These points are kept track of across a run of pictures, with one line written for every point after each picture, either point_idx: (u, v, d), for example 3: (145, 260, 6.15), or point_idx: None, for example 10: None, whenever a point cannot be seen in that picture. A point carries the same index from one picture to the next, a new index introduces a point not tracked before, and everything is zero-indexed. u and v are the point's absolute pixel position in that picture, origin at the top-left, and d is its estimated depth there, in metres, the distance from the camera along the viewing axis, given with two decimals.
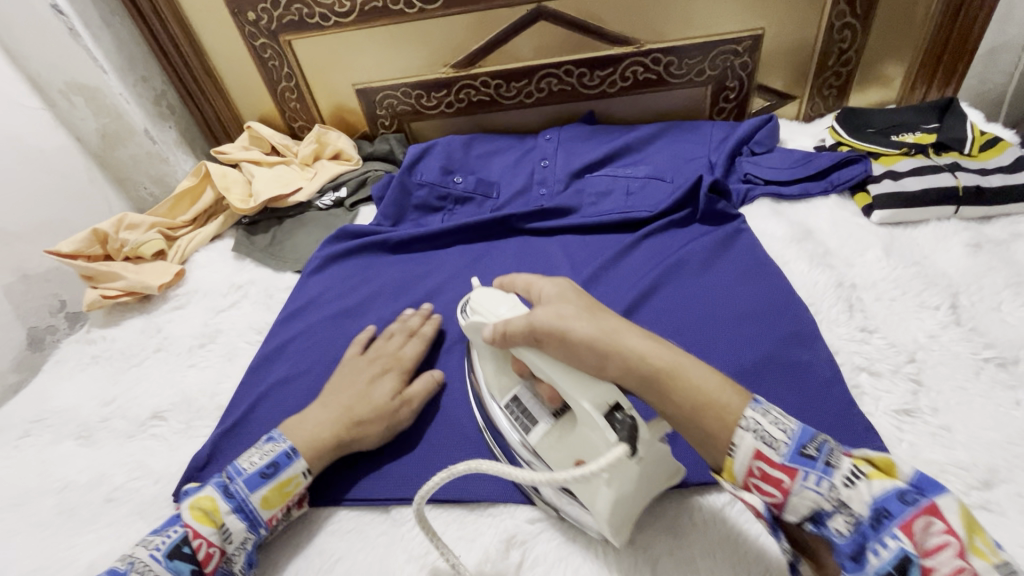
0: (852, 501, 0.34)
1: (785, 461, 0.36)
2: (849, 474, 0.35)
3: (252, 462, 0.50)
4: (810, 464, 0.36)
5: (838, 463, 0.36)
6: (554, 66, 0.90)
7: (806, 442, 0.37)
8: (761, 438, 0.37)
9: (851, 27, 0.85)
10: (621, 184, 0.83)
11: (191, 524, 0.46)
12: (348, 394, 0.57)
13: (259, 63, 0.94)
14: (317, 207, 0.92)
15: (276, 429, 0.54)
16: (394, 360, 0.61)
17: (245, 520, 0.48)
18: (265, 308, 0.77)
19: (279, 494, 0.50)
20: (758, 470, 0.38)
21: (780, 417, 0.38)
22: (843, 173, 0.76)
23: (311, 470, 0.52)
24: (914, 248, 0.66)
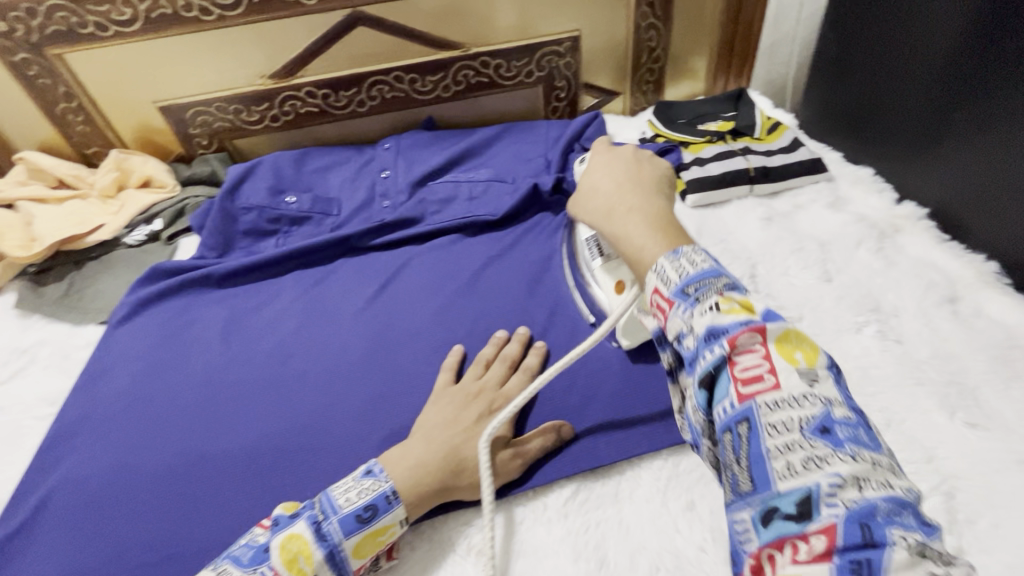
0: (697, 324, 0.34)
1: (671, 294, 0.37)
2: (709, 305, 0.34)
3: (351, 499, 0.44)
4: (686, 299, 0.36)
5: (705, 297, 0.35)
6: (382, 73, 0.87)
7: (692, 281, 0.36)
8: (659, 277, 0.38)
9: (655, 27, 0.93)
10: (464, 190, 0.83)
11: (280, 571, 0.40)
12: (450, 430, 0.49)
13: (25, 83, 0.80)
14: (126, 244, 0.80)
15: (374, 462, 0.48)
16: (501, 397, 0.53)
17: (335, 570, 0.42)
18: (59, 372, 0.65)
19: (372, 543, 0.43)
20: (656, 303, 0.38)
21: (691, 259, 0.38)
22: (661, 162, 0.82)
23: (408, 519, 0.46)
24: (722, 226, 0.74)
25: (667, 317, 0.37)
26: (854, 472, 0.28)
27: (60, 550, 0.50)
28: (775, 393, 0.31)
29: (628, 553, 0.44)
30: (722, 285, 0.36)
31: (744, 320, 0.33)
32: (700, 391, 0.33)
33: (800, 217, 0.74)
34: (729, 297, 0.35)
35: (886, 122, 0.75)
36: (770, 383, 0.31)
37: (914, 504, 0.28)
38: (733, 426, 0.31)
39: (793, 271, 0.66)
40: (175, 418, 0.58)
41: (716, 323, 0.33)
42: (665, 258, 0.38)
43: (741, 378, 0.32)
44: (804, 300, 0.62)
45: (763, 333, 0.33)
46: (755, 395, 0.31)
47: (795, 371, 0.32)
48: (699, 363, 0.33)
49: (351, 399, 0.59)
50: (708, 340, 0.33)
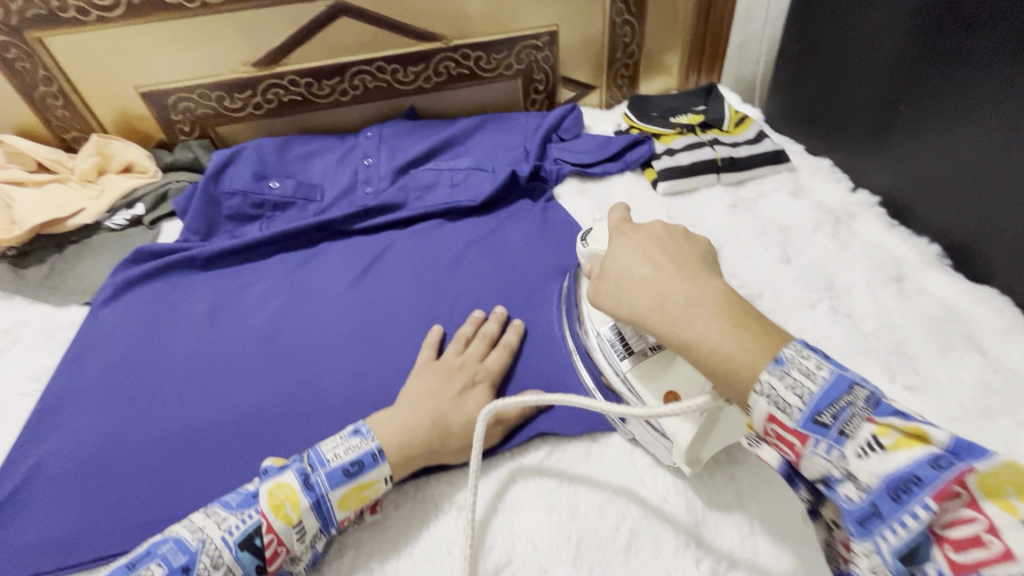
0: (859, 472, 0.32)
1: (797, 427, 0.34)
2: (864, 445, 0.32)
3: (338, 454, 0.47)
4: (823, 431, 0.33)
5: (855, 432, 0.32)
6: (365, 63, 0.89)
7: (823, 409, 0.33)
8: (774, 402, 0.34)
9: (629, 24, 0.96)
10: (446, 177, 0.85)
11: (267, 513, 0.43)
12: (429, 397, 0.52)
13: (3, 66, 0.80)
14: (108, 228, 0.80)
15: (362, 422, 0.51)
16: (482, 371, 0.57)
17: (320, 517, 0.45)
18: (43, 351, 0.66)
19: (356, 496, 0.46)
20: (772, 432, 0.35)
21: (810, 367, 0.34)
22: (634, 152, 0.86)
23: (392, 477, 0.48)
24: (691, 213, 0.78)
25: (800, 454, 0.34)
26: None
27: (51, 517, 0.51)
28: (1004, 561, 0.28)
29: (597, 506, 0.47)
30: (864, 404, 0.33)
31: (931, 460, 0.30)
32: (898, 563, 0.31)
33: (763, 204, 0.78)
34: (886, 426, 0.32)
35: (841, 116, 0.80)
36: (994, 547, 0.28)
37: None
38: (910, 568, 0.31)
39: (755, 253, 0.70)
40: (163, 393, 0.60)
41: (889, 476, 0.31)
42: (768, 371, 0.35)
43: (951, 544, 0.30)
44: (765, 280, 0.67)
45: (965, 488, 0.29)
46: (974, 562, 0.29)
47: (1021, 522, 0.28)
48: (881, 522, 0.31)
49: (337, 373, 0.61)
50: (900, 501, 0.30)
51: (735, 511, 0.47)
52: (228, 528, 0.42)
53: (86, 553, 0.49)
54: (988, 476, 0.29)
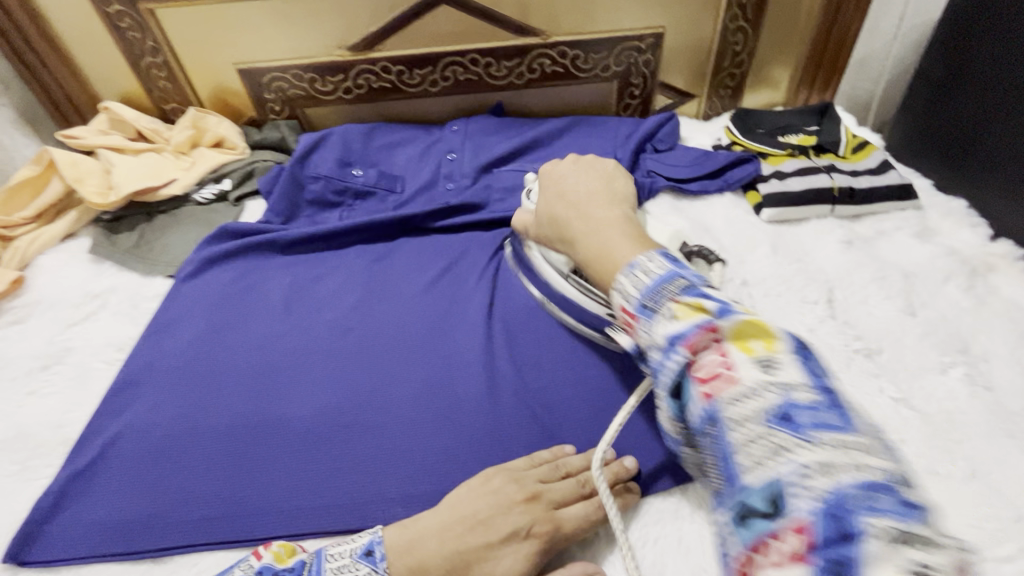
0: (653, 339, 0.35)
1: (633, 311, 0.37)
2: (664, 315, 0.35)
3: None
4: (648, 315, 0.36)
5: (660, 308, 0.35)
6: (458, 54, 0.86)
7: (651, 295, 0.36)
8: (624, 298, 0.38)
9: (743, 31, 0.89)
10: (530, 180, 0.81)
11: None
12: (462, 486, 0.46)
13: (115, 34, 0.82)
14: (196, 201, 0.81)
15: (377, 537, 0.43)
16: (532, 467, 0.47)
17: None
18: (128, 320, 0.67)
19: None
20: (626, 324, 0.38)
21: (650, 269, 0.38)
22: (737, 172, 0.79)
23: None
24: (798, 245, 0.71)
25: (636, 332, 0.37)
26: (817, 459, 0.27)
27: (120, 496, 0.51)
28: (734, 387, 0.30)
29: (685, 573, 0.43)
30: (678, 289, 0.36)
31: (699, 322, 0.33)
32: (672, 400, 0.34)
33: (883, 243, 0.70)
34: (683, 303, 0.34)
35: (987, 155, 0.70)
36: (728, 379, 0.30)
37: (894, 486, 0.26)
38: (706, 426, 0.31)
39: (873, 299, 0.63)
40: (239, 381, 0.59)
41: (670, 332, 0.33)
42: (625, 275, 0.39)
43: (701, 380, 0.31)
44: (886, 332, 0.59)
45: (717, 331, 0.32)
46: (716, 394, 0.30)
47: (751, 360, 0.30)
48: (664, 373, 0.34)
49: (410, 380, 0.57)
50: (667, 349, 0.33)
51: None
52: None
53: (152, 540, 0.48)
54: (739, 329, 0.32)
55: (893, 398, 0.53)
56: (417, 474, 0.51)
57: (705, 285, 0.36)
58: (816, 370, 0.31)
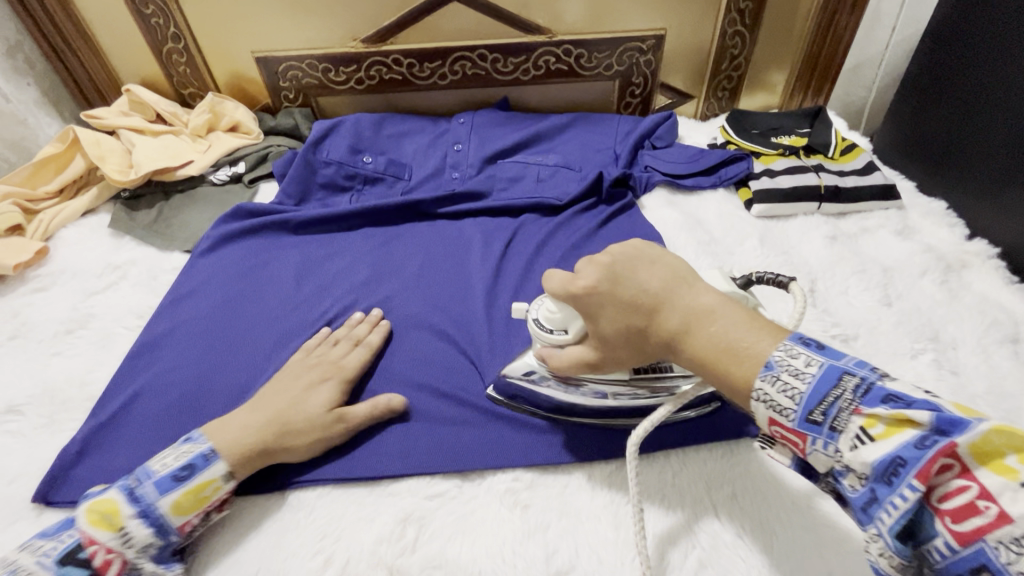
0: (854, 462, 0.32)
1: (796, 426, 0.34)
2: (855, 436, 0.32)
3: (165, 463, 0.46)
4: (817, 430, 0.34)
5: (846, 426, 0.33)
6: (467, 49, 0.90)
7: (813, 407, 0.33)
8: (772, 408, 0.34)
9: (741, 35, 0.93)
10: (532, 171, 0.85)
11: (86, 530, 0.42)
12: (287, 392, 0.52)
13: (139, 20, 0.85)
14: (211, 182, 0.85)
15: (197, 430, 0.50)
16: (334, 368, 0.55)
17: (151, 526, 0.43)
18: (147, 290, 0.70)
19: (194, 499, 0.45)
20: (776, 433, 0.36)
21: (796, 368, 0.34)
22: (730, 169, 0.83)
23: (234, 475, 0.47)
24: (784, 239, 0.74)
25: (806, 451, 0.35)
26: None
27: (138, 449, 0.53)
28: (1008, 528, 0.27)
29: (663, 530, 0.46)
30: (853, 395, 0.33)
31: (919, 440, 0.30)
32: (897, 540, 0.31)
33: (865, 240, 0.74)
34: (873, 416, 0.32)
35: (964, 159, 0.74)
36: (995, 515, 0.28)
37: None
38: (973, 569, 0.29)
39: (852, 290, 0.66)
40: (252, 349, 0.62)
41: (875, 460, 0.31)
42: (762, 378, 0.35)
43: (950, 514, 0.30)
44: (863, 320, 0.63)
45: (957, 458, 0.29)
46: (978, 534, 0.28)
47: (1017, 487, 0.28)
48: (889, 513, 0.31)
49: (413, 353, 0.60)
50: (890, 482, 0.31)
51: (816, 561, 0.44)
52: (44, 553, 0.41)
53: None
54: (978, 442, 0.29)
55: None
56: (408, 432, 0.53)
57: (883, 378, 0.33)
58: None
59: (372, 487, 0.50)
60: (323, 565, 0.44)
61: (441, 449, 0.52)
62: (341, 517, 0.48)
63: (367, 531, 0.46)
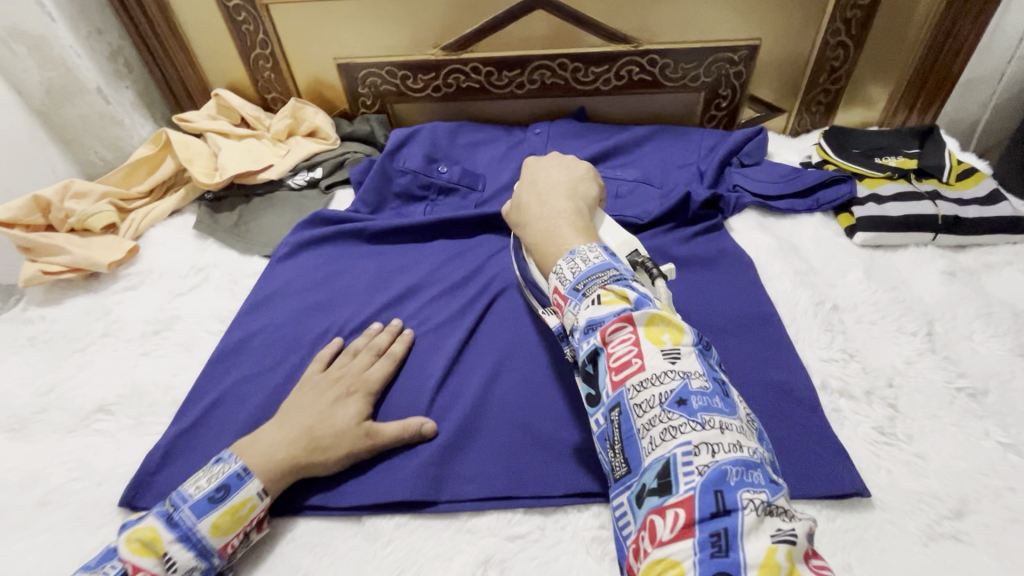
0: (580, 318, 0.44)
1: (566, 291, 0.46)
2: (591, 299, 0.44)
3: (200, 486, 0.45)
4: (576, 296, 0.45)
5: (588, 292, 0.44)
6: (548, 58, 0.87)
7: (580, 279, 0.46)
8: (558, 277, 0.48)
9: (844, 46, 0.86)
10: (611, 186, 0.82)
11: (129, 559, 0.41)
12: (308, 413, 0.51)
13: (231, 26, 0.87)
14: (289, 186, 0.86)
15: (225, 449, 0.49)
16: (360, 381, 0.54)
17: (194, 549, 0.43)
18: (228, 295, 0.71)
19: (232, 519, 0.44)
20: (557, 300, 0.48)
21: (581, 259, 0.47)
22: (829, 193, 0.77)
23: (267, 492, 0.47)
24: (893, 272, 0.68)
25: (564, 308, 0.46)
26: (702, 439, 0.36)
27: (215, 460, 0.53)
28: (641, 374, 0.39)
29: None
30: (607, 279, 0.45)
31: (678, 376, 0.39)
32: (653, 480, 0.37)
33: (990, 278, 0.66)
34: (609, 290, 0.44)
35: None
36: (637, 366, 0.40)
37: (761, 465, 0.36)
38: (613, 411, 0.41)
39: (977, 336, 0.59)
40: None
41: (594, 316, 0.43)
42: (564, 259, 0.48)
43: (615, 367, 0.41)
44: (992, 371, 0.56)
45: (632, 322, 0.41)
46: (625, 380, 0.40)
47: (659, 350, 0.40)
48: (584, 347, 0.43)
49: (486, 372, 0.57)
50: (587, 331, 0.43)
51: None
52: None
53: None
54: (652, 320, 0.41)
55: (1000, 443, 0.50)
56: (484, 464, 0.50)
57: (631, 278, 0.45)
58: (708, 366, 0.41)
59: (450, 520, 0.48)
60: None
61: (518, 485, 0.49)
62: (419, 551, 0.46)
63: (446, 570, 0.44)
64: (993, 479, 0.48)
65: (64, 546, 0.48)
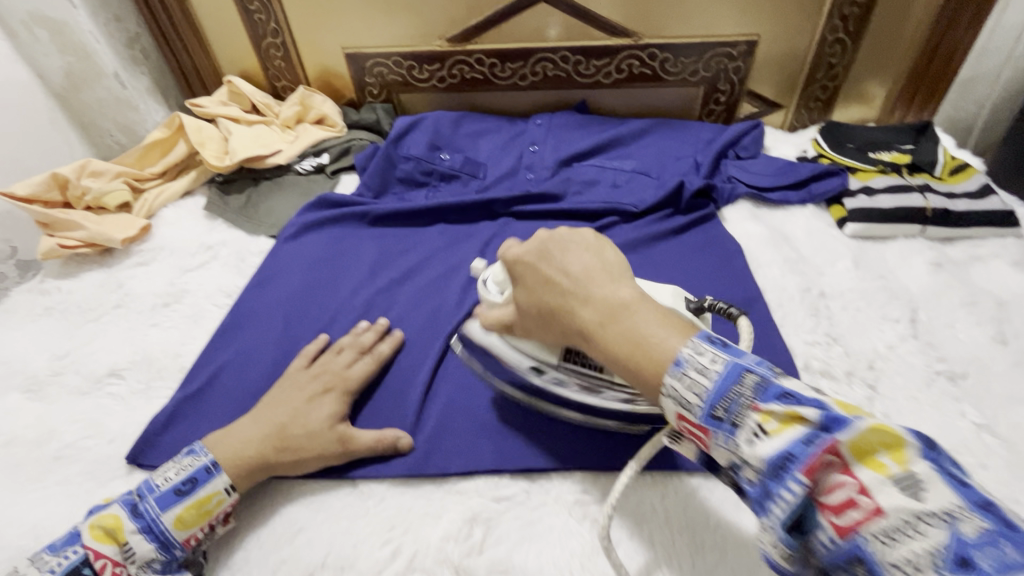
0: (748, 456, 0.32)
1: (701, 421, 0.34)
2: (752, 429, 0.32)
3: (169, 478, 0.46)
4: (720, 425, 0.33)
5: (743, 420, 0.32)
6: (550, 51, 0.89)
7: (717, 401, 0.33)
8: (678, 402, 0.35)
9: (842, 43, 0.87)
10: (608, 177, 0.84)
11: (90, 544, 0.42)
12: (283, 409, 0.51)
13: (245, 15, 0.90)
14: (297, 171, 0.88)
15: (198, 442, 0.50)
16: (338, 379, 0.54)
17: (155, 541, 0.44)
18: (235, 271, 0.74)
19: (196, 513, 0.45)
20: (686, 428, 0.36)
21: (706, 362, 0.34)
22: (822, 185, 0.78)
23: (235, 487, 0.47)
24: (882, 262, 0.69)
25: (708, 445, 0.35)
26: (889, 528, 0.27)
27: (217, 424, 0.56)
28: (788, 459, 0.30)
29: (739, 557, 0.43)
30: (751, 392, 0.33)
31: (806, 437, 0.30)
32: (786, 533, 0.30)
33: (977, 269, 0.67)
34: (767, 411, 0.32)
35: None
36: (867, 508, 0.28)
37: (994, 539, 0.25)
38: (768, 503, 0.31)
39: (960, 324, 0.61)
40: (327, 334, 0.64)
41: (766, 453, 0.31)
42: (671, 372, 0.35)
43: (831, 508, 0.29)
44: (972, 357, 0.57)
45: (834, 451, 0.29)
46: (854, 528, 0.28)
47: (885, 481, 0.28)
48: (775, 505, 0.30)
49: None
50: (775, 476, 0.30)
51: None
52: (51, 566, 0.41)
53: None
54: (856, 442, 0.29)
55: (975, 423, 0.52)
56: (474, 432, 0.53)
57: (777, 374, 0.33)
58: (854, 408, 0.31)
59: (440, 483, 0.50)
60: (391, 555, 0.45)
61: (505, 452, 0.51)
62: (409, 510, 0.48)
63: (435, 527, 0.47)
64: (965, 457, 0.49)
65: (75, 497, 0.50)
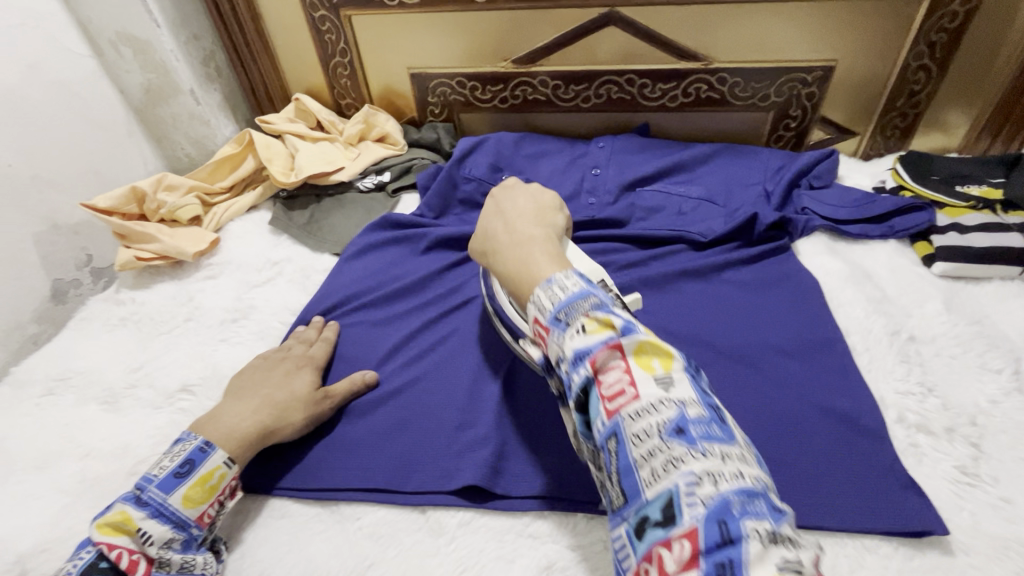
0: (564, 350, 0.38)
1: (549, 322, 0.40)
2: (575, 328, 0.38)
3: (163, 466, 0.47)
4: (559, 326, 0.39)
5: (572, 321, 0.39)
6: (616, 73, 0.88)
7: (564, 308, 0.40)
8: (538, 309, 0.41)
9: (926, 70, 0.83)
10: (674, 204, 0.81)
11: (102, 540, 0.42)
12: (269, 383, 0.55)
13: (316, 35, 0.93)
14: (358, 188, 0.89)
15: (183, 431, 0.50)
16: (305, 357, 0.60)
17: (168, 522, 0.44)
18: (301, 289, 0.75)
19: (202, 490, 0.46)
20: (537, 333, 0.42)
21: (564, 285, 0.41)
22: (905, 219, 0.74)
23: (234, 460, 0.49)
24: (975, 306, 0.65)
25: (548, 344, 0.40)
26: (705, 468, 0.32)
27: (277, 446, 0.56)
28: (636, 403, 0.35)
29: None
30: (590, 306, 0.39)
31: (608, 338, 0.37)
32: (581, 417, 0.38)
33: None
34: (594, 318, 0.38)
35: None
36: (632, 395, 0.35)
37: (764, 492, 0.32)
38: (611, 442, 0.35)
39: None
40: (388, 356, 0.63)
41: (580, 347, 0.37)
42: (542, 291, 0.42)
43: (608, 398, 0.36)
44: None
45: (621, 349, 0.36)
46: (619, 409, 0.35)
47: (653, 378, 0.36)
48: (572, 387, 0.37)
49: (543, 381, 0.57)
50: (575, 363, 0.37)
51: None
52: (67, 570, 0.42)
53: (309, 486, 0.53)
54: (640, 346, 0.37)
55: None
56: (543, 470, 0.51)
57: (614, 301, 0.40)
58: (702, 389, 0.37)
59: (512, 523, 0.49)
60: None
61: (575, 491, 0.49)
62: (482, 551, 0.47)
63: (508, 572, 0.45)
64: None
65: None
